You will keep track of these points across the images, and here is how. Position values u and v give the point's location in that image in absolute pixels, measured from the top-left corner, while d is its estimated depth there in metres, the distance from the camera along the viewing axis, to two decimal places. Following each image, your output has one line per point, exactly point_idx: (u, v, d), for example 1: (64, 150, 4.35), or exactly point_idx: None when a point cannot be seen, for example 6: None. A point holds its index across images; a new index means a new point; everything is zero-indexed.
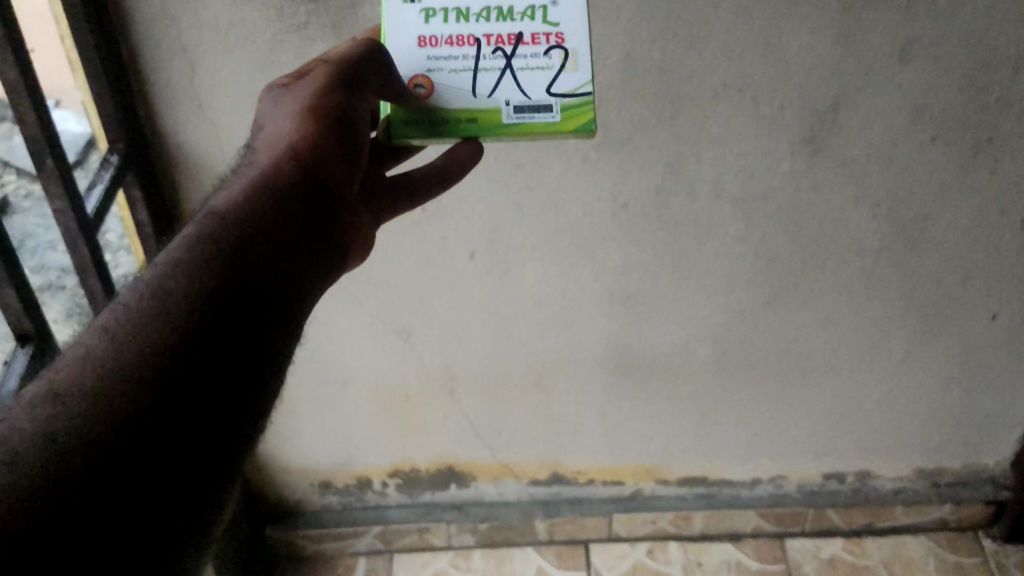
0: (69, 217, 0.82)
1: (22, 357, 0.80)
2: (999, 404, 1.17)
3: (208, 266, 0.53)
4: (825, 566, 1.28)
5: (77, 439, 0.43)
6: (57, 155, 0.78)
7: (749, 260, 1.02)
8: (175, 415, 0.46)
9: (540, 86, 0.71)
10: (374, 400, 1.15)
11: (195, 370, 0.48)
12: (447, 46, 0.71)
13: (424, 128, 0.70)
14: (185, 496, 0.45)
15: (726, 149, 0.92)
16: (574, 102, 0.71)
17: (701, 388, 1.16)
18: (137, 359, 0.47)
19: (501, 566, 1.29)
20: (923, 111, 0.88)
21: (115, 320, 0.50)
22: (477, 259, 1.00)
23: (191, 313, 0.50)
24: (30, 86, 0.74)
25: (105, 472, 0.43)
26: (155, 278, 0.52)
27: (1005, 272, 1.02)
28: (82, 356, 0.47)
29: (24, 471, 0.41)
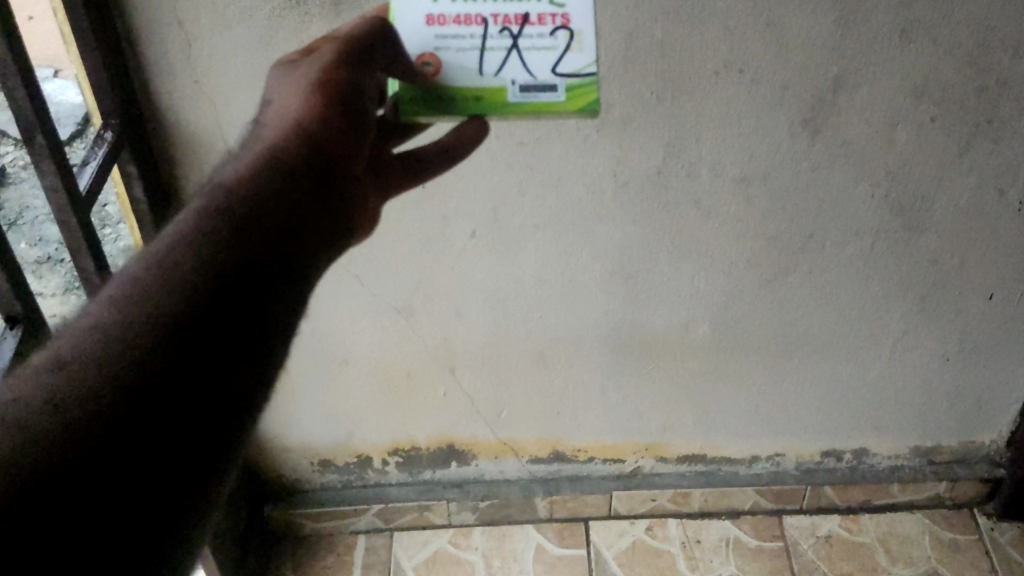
0: (61, 194, 0.79)
1: (10, 338, 0.76)
2: (993, 381, 1.18)
3: (215, 240, 0.52)
4: (823, 543, 1.29)
5: (83, 408, 0.42)
6: (48, 131, 0.75)
7: (750, 241, 1.01)
8: (177, 393, 0.45)
9: (547, 66, 0.67)
10: (372, 378, 1.15)
11: (200, 345, 0.47)
12: (455, 25, 0.67)
13: (432, 106, 0.67)
14: (184, 484, 0.45)
15: (727, 129, 0.91)
16: (579, 82, 0.68)
17: (700, 368, 1.16)
18: (143, 330, 0.46)
19: (501, 543, 1.29)
20: (923, 91, 0.88)
21: (121, 289, 0.49)
22: (477, 238, 1.00)
23: (196, 288, 0.49)
24: (20, 60, 0.72)
25: (109, 445, 0.42)
26: (161, 249, 0.51)
27: (1004, 252, 1.03)
28: (88, 324, 0.46)
29: (29, 437, 0.41)
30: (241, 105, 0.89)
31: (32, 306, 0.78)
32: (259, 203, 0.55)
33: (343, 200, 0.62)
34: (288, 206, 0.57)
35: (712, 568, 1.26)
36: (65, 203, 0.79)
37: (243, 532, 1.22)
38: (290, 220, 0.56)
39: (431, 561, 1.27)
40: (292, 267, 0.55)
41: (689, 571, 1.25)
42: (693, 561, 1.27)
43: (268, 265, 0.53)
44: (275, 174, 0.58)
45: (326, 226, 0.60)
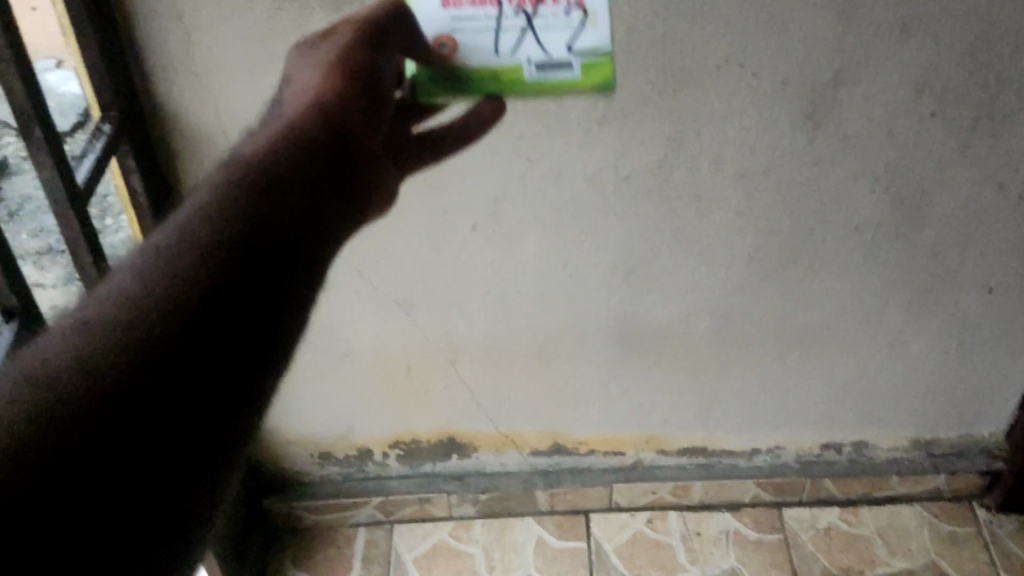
0: (57, 188, 0.78)
1: (6, 331, 0.75)
2: (991, 375, 1.18)
3: (236, 212, 0.53)
4: (822, 536, 1.29)
5: (107, 367, 0.43)
6: (46, 124, 0.75)
7: (751, 234, 1.01)
8: (200, 352, 0.46)
9: (560, 44, 0.77)
10: (373, 370, 1.15)
11: (222, 309, 0.48)
12: (470, 6, 0.75)
13: (454, 91, 0.78)
14: (208, 444, 0.45)
15: (728, 124, 0.91)
16: (595, 60, 0.82)
17: (700, 361, 1.16)
18: (167, 295, 0.47)
19: (501, 535, 1.30)
20: (923, 87, 0.88)
21: (147, 257, 0.50)
22: (479, 231, 1.00)
23: (218, 255, 0.50)
24: (18, 53, 0.71)
25: (132, 403, 0.43)
26: (185, 220, 0.52)
27: (1003, 246, 1.03)
28: (114, 291, 0.47)
29: (55, 394, 0.42)
30: (243, 99, 0.89)
31: (28, 299, 0.77)
32: (279, 179, 0.56)
33: (365, 172, 0.62)
34: (308, 179, 0.57)
35: (711, 561, 1.26)
36: (63, 195, 0.79)
37: (244, 523, 1.22)
38: (309, 192, 0.57)
39: (431, 554, 1.27)
40: (311, 238, 0.55)
41: (689, 564, 1.26)
42: (693, 553, 1.27)
43: (288, 240, 0.53)
44: (298, 150, 0.58)
45: (348, 198, 0.60)
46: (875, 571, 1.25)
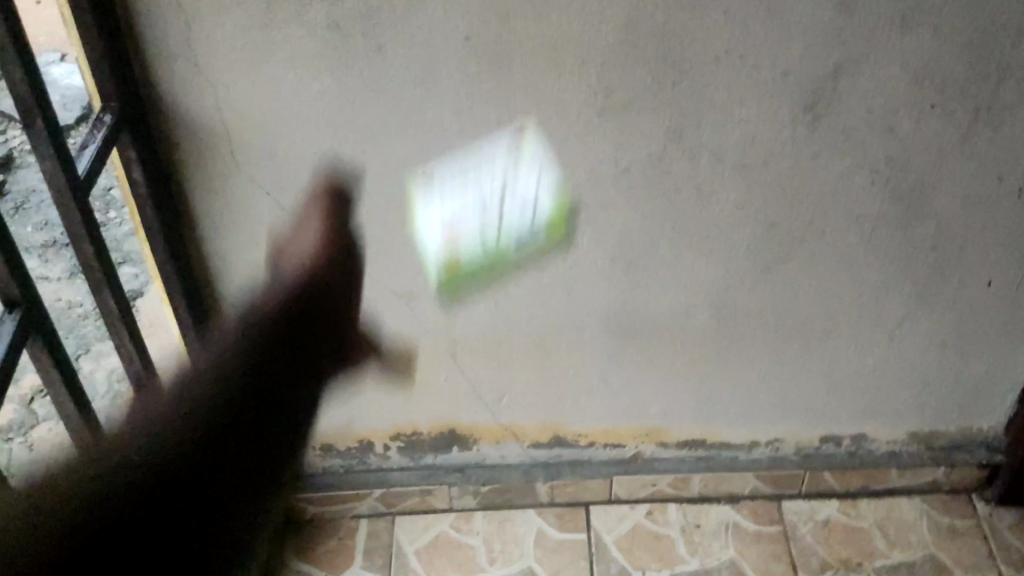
0: (58, 178, 0.79)
1: (8, 323, 0.75)
2: (991, 368, 1.18)
3: (237, 363, 0.66)
4: (821, 528, 1.30)
5: (159, 454, 0.57)
6: (47, 115, 0.76)
7: (751, 227, 1.02)
8: (225, 463, 0.60)
9: (532, 206, 0.97)
10: (374, 362, 1.15)
11: (237, 428, 0.62)
12: (459, 206, 0.96)
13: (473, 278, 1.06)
14: (233, 525, 0.59)
15: (727, 116, 0.92)
16: (553, 214, 1.00)
17: (700, 354, 1.16)
18: (190, 409, 0.61)
19: (501, 527, 1.30)
20: (923, 78, 0.88)
21: (171, 383, 0.64)
22: (478, 224, 1.00)
23: (222, 385, 0.64)
24: (19, 43, 0.71)
25: (175, 499, 0.56)
26: (195, 363, 0.66)
27: (1003, 238, 1.03)
28: (153, 402, 0.61)
29: (121, 479, 0.54)
30: (244, 92, 0.89)
31: (30, 291, 0.77)
32: (256, 335, 0.69)
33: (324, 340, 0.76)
34: (281, 342, 0.70)
35: (711, 552, 1.27)
36: (65, 185, 0.80)
37: None
38: (284, 346, 0.70)
39: (433, 546, 1.28)
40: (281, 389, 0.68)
41: (688, 556, 1.26)
42: (692, 545, 1.28)
43: (264, 399, 0.66)
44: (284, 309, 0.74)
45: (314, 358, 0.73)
46: (874, 563, 1.25)
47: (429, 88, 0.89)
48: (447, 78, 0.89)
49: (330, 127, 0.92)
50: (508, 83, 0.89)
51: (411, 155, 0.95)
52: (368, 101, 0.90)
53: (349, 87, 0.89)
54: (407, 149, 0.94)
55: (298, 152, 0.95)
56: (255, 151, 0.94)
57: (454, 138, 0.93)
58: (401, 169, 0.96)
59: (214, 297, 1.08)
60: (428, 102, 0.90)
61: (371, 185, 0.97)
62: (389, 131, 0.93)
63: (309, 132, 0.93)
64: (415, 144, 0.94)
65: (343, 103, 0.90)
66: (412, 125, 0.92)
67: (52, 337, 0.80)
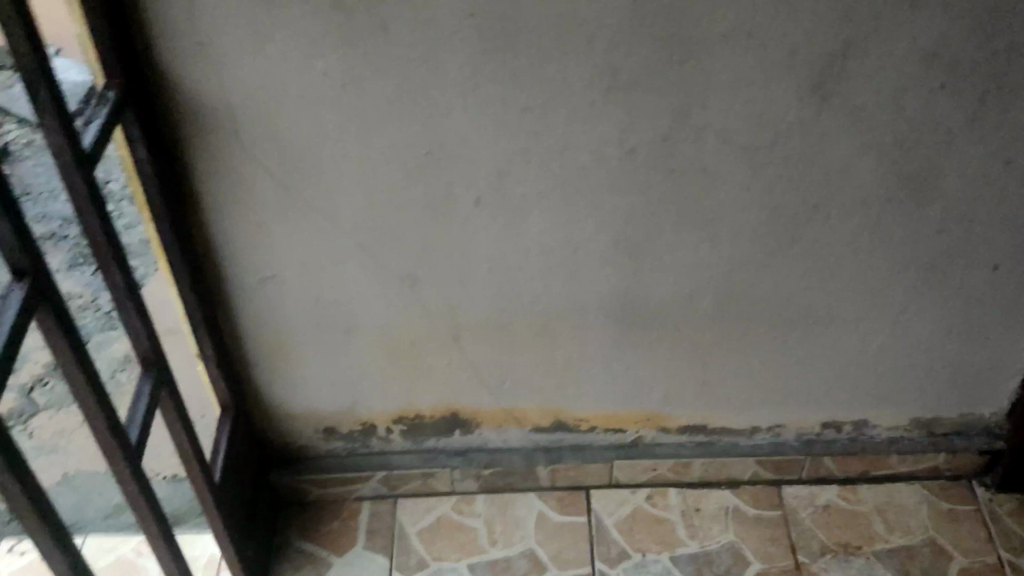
0: (64, 152, 0.79)
1: (17, 291, 0.76)
2: (995, 353, 1.18)
3: None
4: (820, 512, 1.30)
5: None
6: (51, 87, 0.76)
7: (755, 211, 1.01)
8: None
9: None
10: (376, 347, 1.16)
11: None
12: None
13: None
14: None
15: (734, 96, 0.91)
16: None
17: (704, 339, 1.16)
18: None
19: (503, 509, 1.31)
20: (932, 58, 0.88)
21: None
22: (482, 207, 1.00)
23: None
24: (22, 11, 0.71)
25: None
26: None
27: (1009, 223, 1.02)
28: None
29: None
30: (248, 71, 0.89)
31: (39, 259, 0.78)
32: None
33: None
34: None
35: (711, 535, 1.28)
36: (70, 159, 0.79)
37: (252, 496, 1.23)
38: None
39: (436, 527, 1.29)
40: None
41: (688, 538, 1.27)
42: (692, 529, 1.29)
43: None
44: None
45: None
46: (874, 547, 1.26)
47: (434, 67, 0.89)
48: (452, 58, 0.88)
49: (334, 107, 0.92)
50: (514, 63, 0.88)
51: (415, 136, 0.94)
52: (372, 81, 0.90)
53: (354, 67, 0.89)
54: (412, 129, 0.94)
55: (302, 134, 0.94)
56: (259, 131, 0.94)
57: (459, 119, 0.93)
58: (405, 149, 0.95)
59: (219, 280, 1.08)
60: (434, 83, 0.90)
61: (374, 169, 0.97)
62: (394, 112, 0.92)
63: (314, 113, 0.92)
64: (419, 125, 0.93)
65: (347, 83, 0.90)
66: (419, 106, 0.92)
67: (61, 311, 0.80)
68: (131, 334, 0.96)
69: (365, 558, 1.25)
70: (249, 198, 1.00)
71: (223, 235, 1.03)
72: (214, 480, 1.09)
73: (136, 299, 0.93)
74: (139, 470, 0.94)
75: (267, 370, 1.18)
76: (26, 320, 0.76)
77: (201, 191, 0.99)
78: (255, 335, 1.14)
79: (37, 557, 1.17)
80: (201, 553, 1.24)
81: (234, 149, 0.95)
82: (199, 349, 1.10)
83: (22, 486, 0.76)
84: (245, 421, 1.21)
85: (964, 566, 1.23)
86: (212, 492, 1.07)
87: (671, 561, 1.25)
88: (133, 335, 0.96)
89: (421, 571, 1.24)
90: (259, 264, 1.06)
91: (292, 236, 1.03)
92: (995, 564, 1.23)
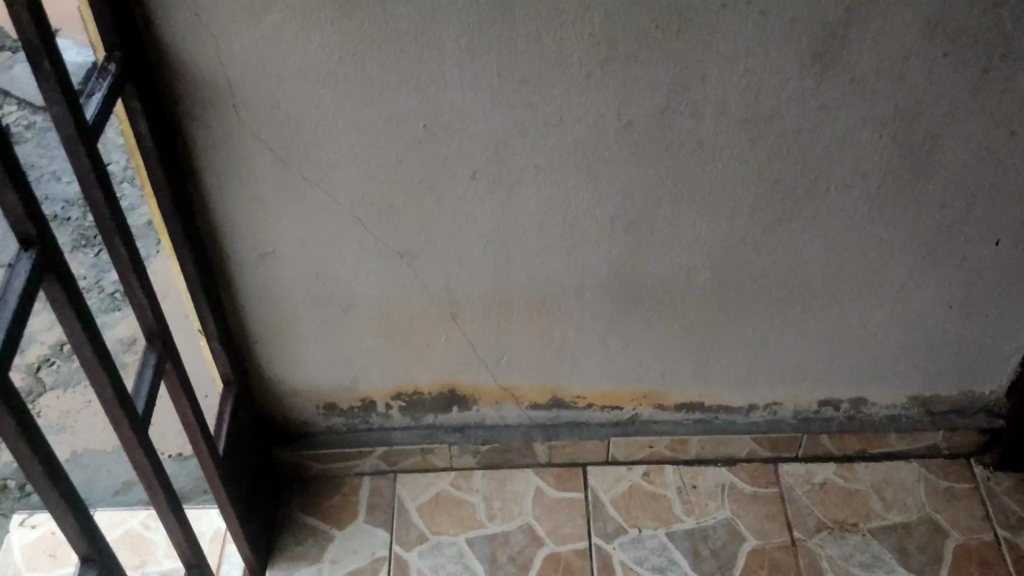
0: (67, 124, 0.78)
1: (25, 260, 0.76)
2: (998, 329, 1.17)
3: None
4: (817, 490, 1.30)
5: None
6: (54, 59, 0.75)
7: (753, 184, 1.00)
8: None
9: None
10: (373, 324, 1.16)
11: None
12: None
13: None
14: None
15: (733, 66, 0.90)
16: None
17: (702, 315, 1.16)
18: None
19: (501, 485, 1.32)
20: (935, 26, 0.86)
21: None
22: (479, 180, 1.00)
23: None
24: None
25: None
26: None
27: (1011, 197, 1.01)
28: None
29: None
30: (243, 44, 0.88)
31: (47, 229, 0.78)
32: None
33: None
34: None
35: (708, 512, 1.28)
36: (72, 132, 0.79)
37: (255, 470, 1.24)
38: None
39: (435, 502, 1.30)
40: None
41: (684, 515, 1.28)
42: (688, 506, 1.29)
43: None
44: None
45: None
46: (870, 524, 1.26)
47: (430, 38, 0.88)
48: (448, 30, 0.87)
49: (330, 81, 0.91)
50: (511, 33, 0.87)
51: (411, 109, 0.94)
52: (368, 54, 0.89)
53: (349, 40, 0.88)
54: (409, 103, 0.93)
55: (300, 110, 0.94)
56: (256, 106, 0.93)
57: (454, 91, 0.92)
58: (402, 123, 0.95)
59: (218, 256, 1.08)
60: (430, 55, 0.89)
61: (371, 146, 0.97)
62: (389, 84, 0.92)
63: (310, 88, 0.92)
64: (415, 98, 0.93)
65: (344, 55, 0.89)
66: (415, 77, 0.91)
67: (68, 281, 0.81)
68: (135, 306, 0.97)
69: (365, 533, 1.27)
70: (247, 172, 1.00)
71: (222, 210, 1.03)
72: (218, 454, 1.10)
73: (141, 272, 0.94)
74: (145, 439, 0.96)
75: (268, 347, 1.19)
76: (34, 291, 0.77)
77: (200, 165, 0.99)
78: (255, 311, 1.14)
79: (50, 529, 1.20)
80: (207, 528, 1.27)
81: (233, 123, 0.95)
82: (200, 324, 1.11)
83: (35, 453, 0.78)
84: (248, 397, 1.23)
85: (961, 544, 1.23)
86: (216, 466, 1.09)
87: (667, 537, 1.26)
88: (138, 308, 0.97)
89: (420, 544, 1.25)
90: (257, 240, 1.06)
91: (289, 212, 1.03)
92: (992, 542, 1.23)
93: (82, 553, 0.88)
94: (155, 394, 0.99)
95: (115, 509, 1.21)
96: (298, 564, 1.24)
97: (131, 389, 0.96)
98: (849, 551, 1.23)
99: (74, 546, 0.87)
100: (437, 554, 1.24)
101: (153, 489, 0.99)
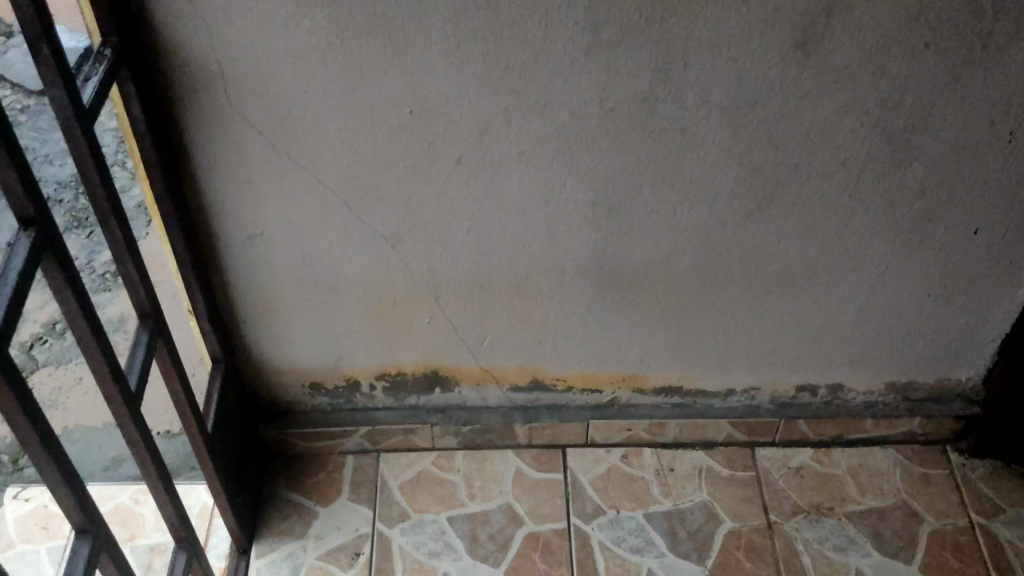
0: (64, 108, 0.79)
1: (23, 240, 0.78)
2: (975, 317, 1.18)
3: None
4: (793, 475, 1.32)
5: None
6: (53, 44, 0.76)
7: (733, 170, 1.00)
8: None
9: None
10: (354, 306, 1.18)
11: None
12: None
13: None
14: None
15: (716, 54, 0.90)
16: None
17: (681, 299, 1.17)
18: None
19: (482, 466, 1.34)
20: (918, 17, 0.86)
21: None
22: (462, 165, 1.01)
23: None
24: None
25: None
26: None
27: (986, 187, 1.02)
28: None
29: None
30: (230, 30, 0.89)
31: (46, 210, 0.80)
32: None
33: None
34: None
35: (685, 495, 1.30)
36: (69, 115, 0.80)
37: (241, 446, 1.26)
38: None
39: (416, 481, 1.32)
40: None
41: (662, 497, 1.30)
42: (665, 487, 1.31)
43: None
44: None
45: None
46: (846, 508, 1.27)
47: (416, 25, 0.88)
48: (434, 16, 0.88)
49: (315, 66, 0.92)
50: (497, 20, 0.88)
51: (398, 94, 0.94)
52: (355, 40, 0.90)
53: (338, 24, 0.88)
54: (394, 88, 0.94)
55: (285, 94, 0.95)
56: (244, 90, 0.94)
57: (440, 78, 0.93)
58: (387, 108, 0.96)
59: (204, 237, 1.09)
60: (415, 41, 0.90)
61: (354, 130, 0.98)
62: (375, 71, 0.92)
63: (294, 72, 0.93)
64: (401, 83, 0.93)
65: (333, 41, 0.90)
66: (400, 62, 0.91)
67: (65, 261, 0.82)
68: (128, 284, 0.98)
69: (348, 509, 1.29)
70: (234, 154, 1.01)
71: (208, 193, 1.04)
72: (207, 430, 1.12)
73: (134, 252, 0.96)
74: (138, 415, 0.97)
75: (253, 327, 1.21)
76: (33, 270, 0.78)
77: (189, 147, 1.00)
78: (239, 291, 1.16)
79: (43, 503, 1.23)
80: (196, 503, 1.31)
81: (222, 107, 0.96)
82: (189, 304, 1.13)
83: (32, 427, 0.80)
84: (234, 376, 1.24)
85: (935, 529, 1.24)
86: (205, 442, 1.11)
87: (644, 518, 1.27)
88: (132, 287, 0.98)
89: (402, 522, 1.27)
90: (241, 222, 1.08)
91: (270, 196, 1.05)
92: (967, 527, 1.24)
93: (76, 524, 0.90)
94: (148, 372, 1.00)
95: (105, 484, 1.29)
96: (284, 539, 1.27)
97: (124, 366, 0.97)
98: (825, 535, 1.24)
99: (69, 518, 0.90)
100: (418, 532, 1.26)
101: (143, 464, 1.01)
